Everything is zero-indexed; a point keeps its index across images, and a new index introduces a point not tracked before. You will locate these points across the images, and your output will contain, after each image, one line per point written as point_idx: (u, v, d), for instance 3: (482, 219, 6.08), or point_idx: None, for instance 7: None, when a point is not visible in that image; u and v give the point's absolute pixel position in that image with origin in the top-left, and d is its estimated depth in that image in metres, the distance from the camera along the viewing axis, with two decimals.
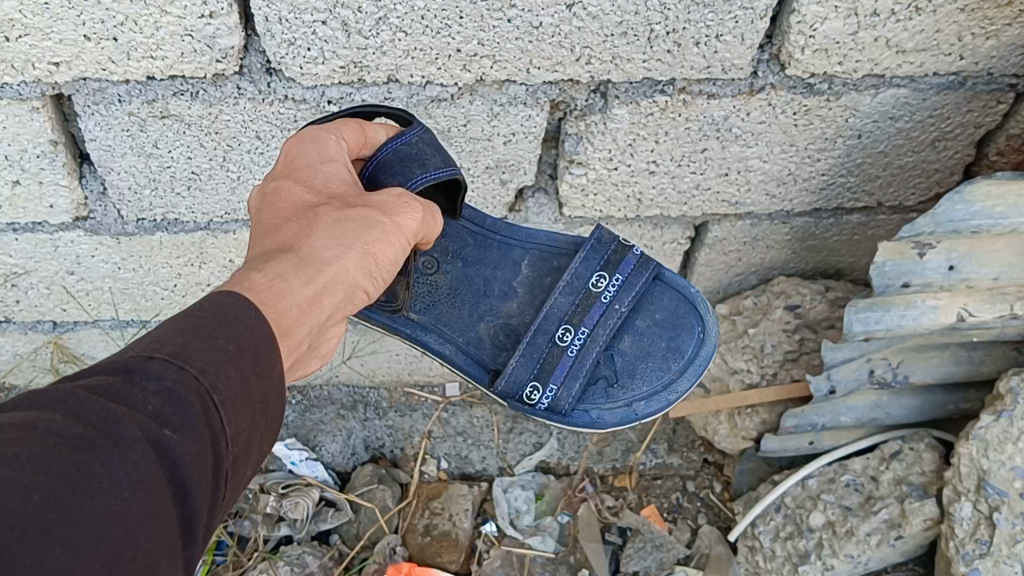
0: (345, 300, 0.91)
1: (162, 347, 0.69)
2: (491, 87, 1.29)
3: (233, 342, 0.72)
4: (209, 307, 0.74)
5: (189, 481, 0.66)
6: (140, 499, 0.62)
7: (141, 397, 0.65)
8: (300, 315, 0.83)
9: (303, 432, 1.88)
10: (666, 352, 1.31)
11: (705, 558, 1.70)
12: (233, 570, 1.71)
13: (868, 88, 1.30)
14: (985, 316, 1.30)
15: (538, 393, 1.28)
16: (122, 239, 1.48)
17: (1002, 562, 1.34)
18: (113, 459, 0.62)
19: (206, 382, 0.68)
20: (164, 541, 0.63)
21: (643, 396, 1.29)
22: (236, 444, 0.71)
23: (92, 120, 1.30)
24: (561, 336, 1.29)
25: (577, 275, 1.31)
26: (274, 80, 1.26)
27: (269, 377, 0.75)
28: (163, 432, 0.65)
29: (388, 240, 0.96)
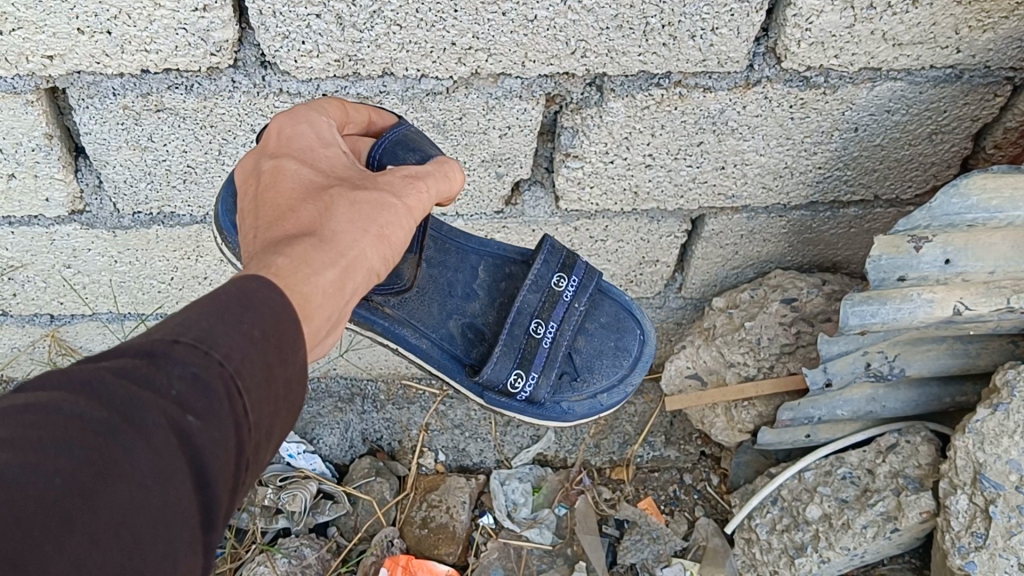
0: (363, 282, 0.88)
1: (187, 330, 0.66)
2: (486, 81, 1.28)
3: (257, 327, 0.70)
4: (235, 289, 0.71)
5: (212, 468, 0.63)
6: (161, 487, 0.59)
7: (166, 382, 0.62)
8: (323, 300, 0.80)
9: (301, 425, 1.88)
10: (616, 350, 1.36)
11: (701, 550, 1.72)
12: (230, 561, 1.73)
13: (864, 81, 1.30)
14: (981, 309, 1.31)
15: (520, 382, 1.27)
16: (118, 232, 1.48)
17: (997, 555, 1.35)
18: (137, 446, 0.59)
19: (230, 368, 0.66)
20: (184, 531, 0.61)
21: (605, 388, 1.34)
22: (259, 430, 0.68)
23: (87, 113, 1.29)
24: (535, 329, 1.28)
25: (540, 275, 1.28)
26: (269, 74, 1.26)
27: (292, 362, 0.72)
28: (186, 418, 0.62)
29: (399, 221, 0.94)
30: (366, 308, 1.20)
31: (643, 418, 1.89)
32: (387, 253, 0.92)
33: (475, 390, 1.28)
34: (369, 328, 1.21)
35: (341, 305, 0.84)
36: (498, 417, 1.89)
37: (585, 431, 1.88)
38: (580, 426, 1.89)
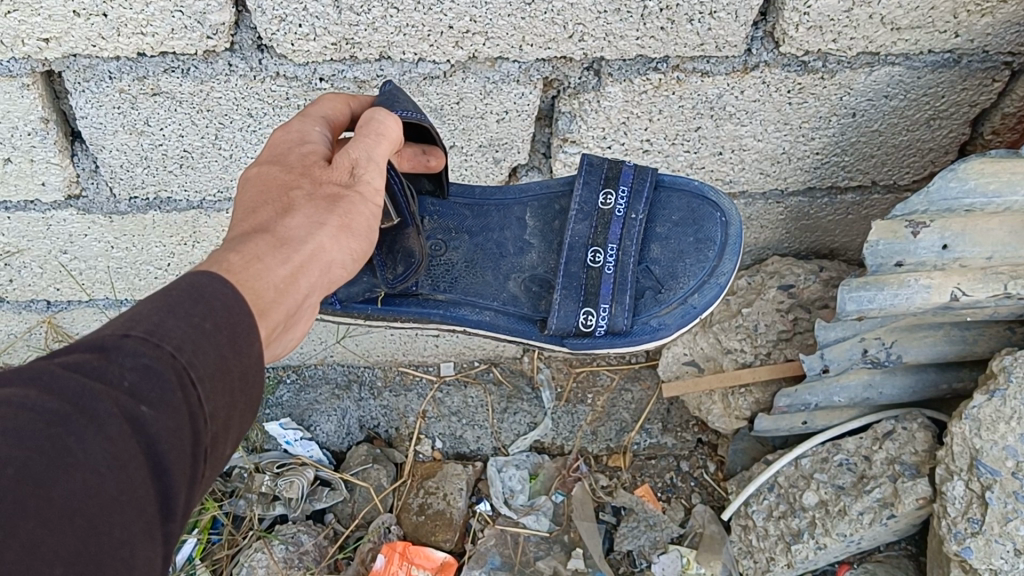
0: (322, 277, 0.90)
1: (137, 325, 0.67)
2: (484, 65, 1.28)
3: (209, 320, 0.71)
4: (184, 286, 0.73)
5: (167, 457, 0.63)
6: (117, 474, 0.60)
7: (117, 373, 0.63)
8: (277, 296, 0.82)
9: (298, 412, 1.88)
10: (697, 245, 1.27)
11: (698, 537, 1.73)
12: (228, 548, 1.73)
13: (863, 65, 1.29)
14: (977, 295, 1.30)
15: (593, 318, 1.26)
16: (114, 217, 1.48)
17: (993, 541, 1.35)
18: (89, 434, 0.60)
19: (183, 359, 0.67)
20: (142, 519, 0.61)
21: (694, 289, 1.25)
22: (214, 422, 0.69)
23: (83, 97, 1.29)
24: (593, 257, 1.27)
25: (583, 202, 1.29)
26: (265, 57, 1.26)
27: (246, 354, 0.73)
28: (140, 407, 0.63)
29: (358, 212, 0.95)
30: (416, 303, 1.26)
31: (640, 404, 1.89)
32: (347, 243, 0.93)
33: (554, 341, 1.28)
34: (427, 319, 1.26)
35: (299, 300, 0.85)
36: (495, 404, 1.89)
37: (582, 418, 1.88)
38: (577, 413, 1.88)
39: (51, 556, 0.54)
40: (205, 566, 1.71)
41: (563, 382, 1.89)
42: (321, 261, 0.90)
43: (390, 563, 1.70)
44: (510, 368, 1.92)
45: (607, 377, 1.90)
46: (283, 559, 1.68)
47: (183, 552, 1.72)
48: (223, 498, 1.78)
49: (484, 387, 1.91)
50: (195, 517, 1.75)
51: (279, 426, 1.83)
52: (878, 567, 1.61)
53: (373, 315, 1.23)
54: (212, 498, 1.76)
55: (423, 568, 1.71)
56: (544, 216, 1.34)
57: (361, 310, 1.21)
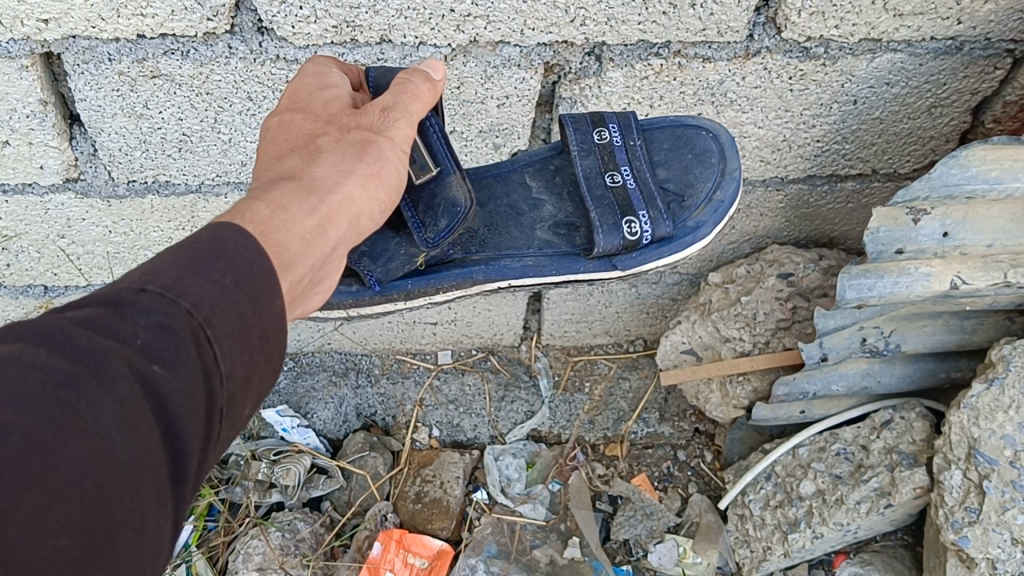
0: (351, 230, 0.94)
1: (155, 280, 0.70)
2: (485, 49, 1.27)
3: (230, 275, 0.74)
4: (206, 237, 0.75)
5: (178, 418, 0.66)
6: (128, 437, 0.62)
7: (131, 331, 0.66)
8: (303, 249, 0.85)
9: (295, 399, 1.86)
10: (699, 155, 1.28)
11: (694, 526, 1.73)
12: (225, 535, 1.73)
13: (864, 52, 1.29)
14: (977, 284, 1.30)
15: (636, 226, 1.23)
16: (113, 201, 1.47)
17: (991, 530, 1.35)
18: (100, 397, 0.62)
19: (198, 317, 0.69)
20: (153, 481, 0.64)
21: (714, 188, 1.25)
22: (232, 379, 0.72)
23: (82, 80, 1.28)
24: (611, 180, 1.26)
25: (581, 141, 1.26)
26: (266, 40, 1.25)
27: (267, 312, 0.76)
28: (151, 367, 0.65)
29: (389, 164, 0.98)
30: (456, 267, 1.23)
31: (637, 394, 1.88)
32: (372, 190, 0.96)
33: (605, 265, 1.25)
34: (467, 285, 1.22)
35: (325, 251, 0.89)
36: (492, 392, 1.89)
37: (579, 407, 1.88)
38: (575, 402, 1.88)
39: (56, 529, 0.57)
40: (201, 553, 1.70)
41: (560, 370, 1.90)
42: (351, 212, 0.93)
43: (387, 550, 1.69)
44: (507, 357, 1.91)
45: (605, 365, 1.90)
46: (279, 545, 1.68)
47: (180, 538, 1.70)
48: (219, 485, 1.78)
49: (482, 375, 1.90)
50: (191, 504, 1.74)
51: (276, 413, 1.82)
52: (875, 556, 1.61)
53: (414, 290, 1.20)
54: (208, 485, 1.76)
55: (420, 556, 1.70)
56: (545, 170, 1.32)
57: (401, 286, 1.20)
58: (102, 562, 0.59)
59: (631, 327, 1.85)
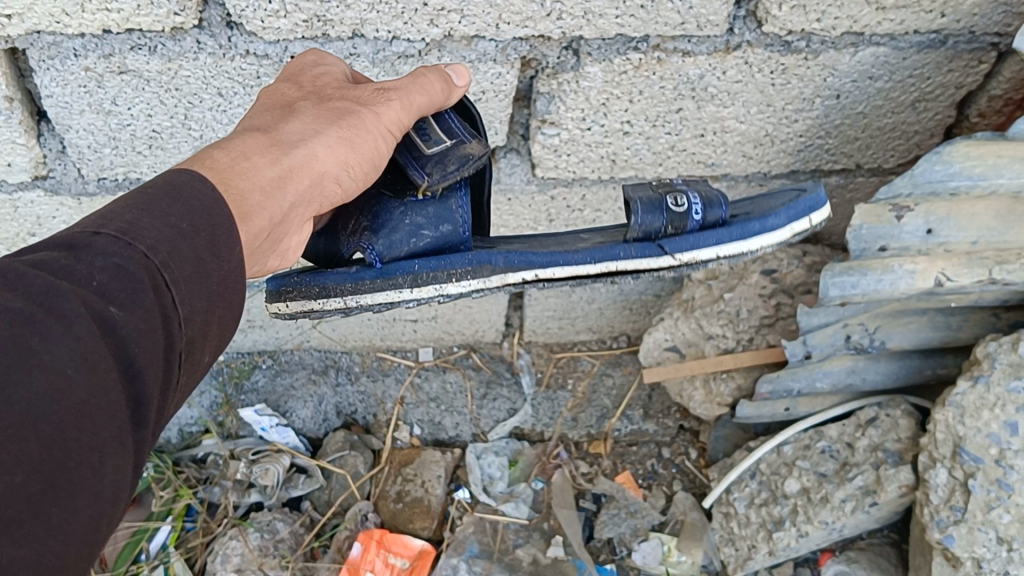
0: (316, 187, 0.95)
1: (110, 223, 0.70)
2: (460, 43, 1.25)
3: (186, 220, 0.74)
4: (162, 184, 0.77)
5: (137, 360, 0.67)
6: (86, 375, 0.63)
7: (86, 273, 0.66)
8: (262, 201, 0.87)
9: (274, 398, 1.84)
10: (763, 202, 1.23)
11: (679, 525, 1.70)
12: (202, 536, 1.70)
13: (847, 46, 1.27)
14: (962, 281, 1.29)
15: (683, 199, 1.11)
16: (83, 199, 1.44)
17: (976, 529, 1.33)
18: (56, 333, 0.62)
19: (157, 261, 0.70)
20: (112, 423, 0.64)
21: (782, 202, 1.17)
22: (190, 325, 0.72)
23: (48, 76, 1.25)
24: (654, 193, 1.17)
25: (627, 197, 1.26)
26: (235, 35, 1.22)
27: (228, 261, 0.76)
28: (109, 308, 0.66)
29: (367, 136, 0.97)
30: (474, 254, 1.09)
31: (621, 390, 1.86)
32: (344, 159, 0.96)
33: (649, 249, 1.09)
34: (484, 270, 1.08)
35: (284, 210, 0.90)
36: (474, 390, 1.87)
37: (563, 404, 1.86)
38: (558, 399, 1.86)
39: (12, 465, 0.57)
40: (179, 554, 1.66)
41: (543, 367, 1.88)
42: (317, 171, 0.94)
43: (367, 551, 1.67)
44: (489, 354, 1.90)
45: (588, 362, 1.88)
46: (258, 547, 1.66)
47: (157, 540, 1.68)
48: (197, 485, 1.75)
49: (463, 373, 1.88)
50: (168, 505, 1.71)
51: (253, 412, 1.80)
52: (861, 554, 1.59)
53: (420, 273, 1.08)
54: (186, 485, 1.74)
55: (401, 556, 1.68)
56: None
57: (406, 268, 1.08)
58: (58, 501, 0.60)
59: (614, 323, 1.83)
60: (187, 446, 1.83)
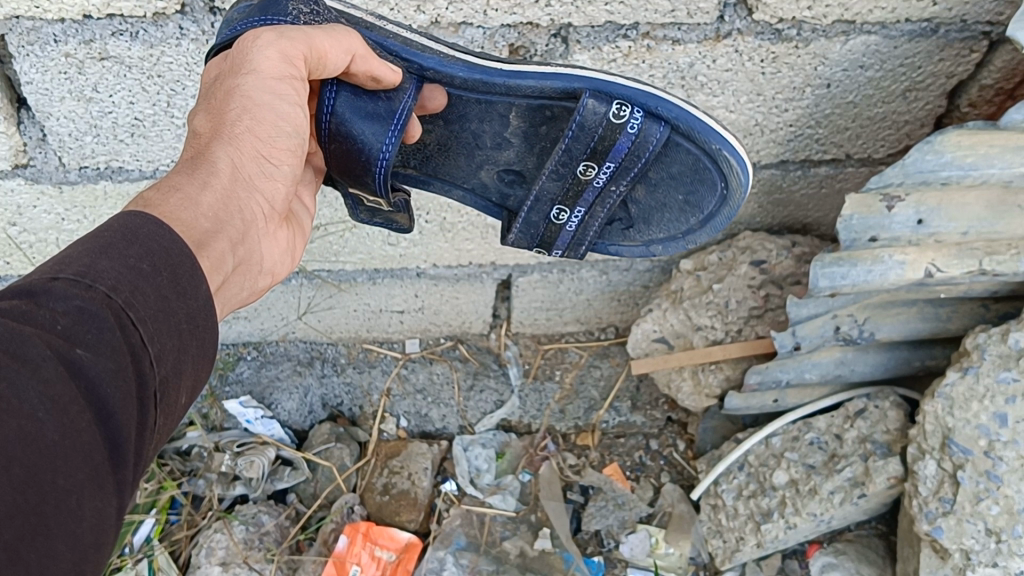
0: (253, 194, 0.95)
1: (68, 267, 0.71)
2: (447, 31, 1.23)
3: (146, 261, 0.75)
4: (117, 225, 0.76)
5: (109, 401, 0.68)
6: (58, 417, 0.65)
7: (49, 317, 0.67)
8: (211, 225, 0.87)
9: (259, 389, 1.81)
10: (683, 206, 1.27)
11: (667, 517, 1.69)
12: (186, 529, 1.69)
13: (837, 35, 1.26)
14: (952, 272, 1.27)
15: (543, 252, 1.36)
16: (64, 187, 1.41)
17: (965, 521, 1.33)
18: (24, 378, 0.64)
19: (119, 300, 0.71)
20: (86, 467, 0.66)
21: (662, 238, 1.33)
22: (161, 363, 0.73)
23: (28, 62, 1.23)
24: (556, 215, 1.28)
25: (564, 163, 1.20)
26: (219, 21, 1.21)
27: (191, 297, 0.77)
28: (74, 350, 0.67)
29: (264, 105, 0.95)
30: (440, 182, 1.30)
31: (609, 381, 1.85)
32: (260, 150, 0.96)
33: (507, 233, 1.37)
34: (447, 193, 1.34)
35: (233, 227, 0.91)
36: (461, 381, 1.85)
37: (550, 396, 1.85)
38: (545, 391, 1.85)
39: None
40: (163, 548, 1.65)
41: (530, 359, 1.88)
42: (245, 178, 0.94)
43: (353, 544, 1.66)
44: (476, 346, 1.89)
45: (576, 354, 1.88)
46: (243, 539, 1.64)
47: (141, 534, 1.66)
48: (181, 478, 1.74)
49: (450, 364, 1.86)
50: (152, 497, 1.70)
51: (239, 404, 1.78)
52: (849, 546, 1.59)
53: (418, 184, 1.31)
54: (170, 478, 1.72)
55: (387, 549, 1.67)
56: (531, 117, 1.20)
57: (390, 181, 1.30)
58: (36, 545, 0.62)
59: (603, 314, 1.83)
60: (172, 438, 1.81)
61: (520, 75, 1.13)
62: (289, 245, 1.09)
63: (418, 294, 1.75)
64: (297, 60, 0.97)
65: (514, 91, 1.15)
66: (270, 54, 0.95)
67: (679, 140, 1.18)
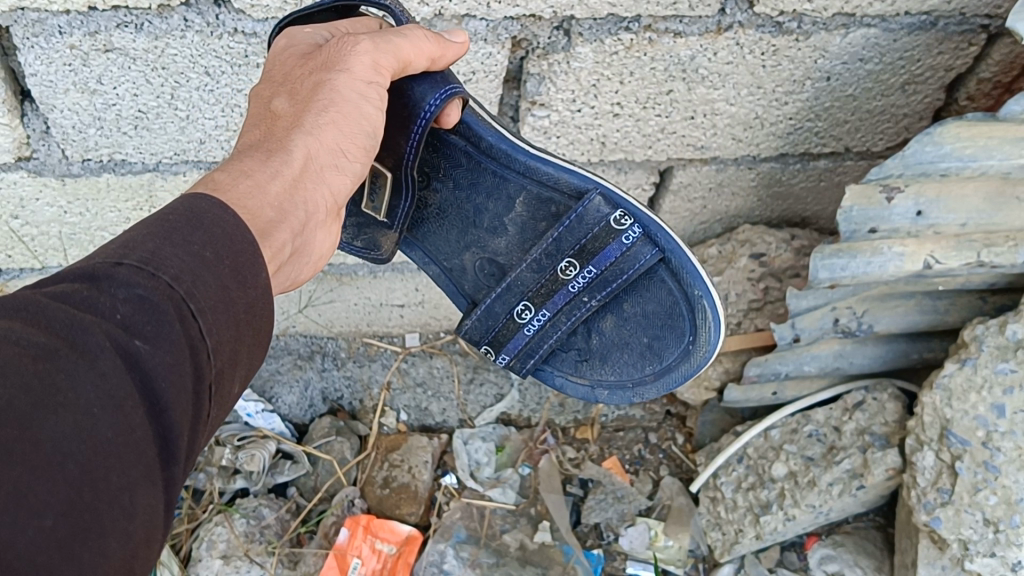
0: (319, 184, 0.97)
1: (133, 252, 0.71)
2: (451, 23, 1.24)
3: (209, 248, 0.75)
4: (183, 210, 0.77)
5: (164, 396, 0.68)
6: (112, 413, 0.65)
7: (110, 305, 0.68)
8: (276, 215, 0.89)
9: (259, 383, 1.82)
10: (645, 350, 1.33)
11: (666, 510, 1.70)
12: (188, 522, 1.69)
13: (838, 27, 1.27)
14: (951, 264, 1.28)
15: (491, 353, 1.38)
16: (67, 180, 1.42)
17: (963, 511, 1.34)
18: (80, 370, 0.64)
19: (181, 290, 0.71)
20: (139, 464, 0.66)
21: (609, 383, 1.38)
22: (218, 355, 0.74)
23: (33, 54, 1.24)
24: (520, 313, 1.33)
25: (548, 256, 1.27)
26: (223, 12, 1.22)
27: (252, 285, 0.78)
28: (134, 341, 0.67)
29: (349, 102, 1.00)
30: (422, 253, 1.35)
31: None
32: (337, 142, 0.99)
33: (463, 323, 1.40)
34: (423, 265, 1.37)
35: (296, 218, 0.92)
36: (461, 374, 1.86)
37: (549, 389, 1.85)
38: (545, 384, 1.85)
39: (40, 509, 0.59)
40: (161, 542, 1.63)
41: None
42: (316, 168, 0.97)
43: (354, 536, 1.66)
44: None
45: None
46: (244, 532, 1.65)
47: None
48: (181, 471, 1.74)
49: (450, 358, 1.87)
50: None
51: (239, 397, 1.78)
52: (847, 538, 1.60)
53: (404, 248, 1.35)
54: None
55: (387, 542, 1.67)
56: (534, 210, 1.27)
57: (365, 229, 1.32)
58: (89, 544, 0.62)
59: None
60: None
61: (542, 160, 1.21)
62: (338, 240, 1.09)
63: (419, 287, 1.75)
64: (386, 70, 1.01)
65: (532, 173, 1.22)
66: (364, 60, 1.00)
67: (664, 274, 1.26)
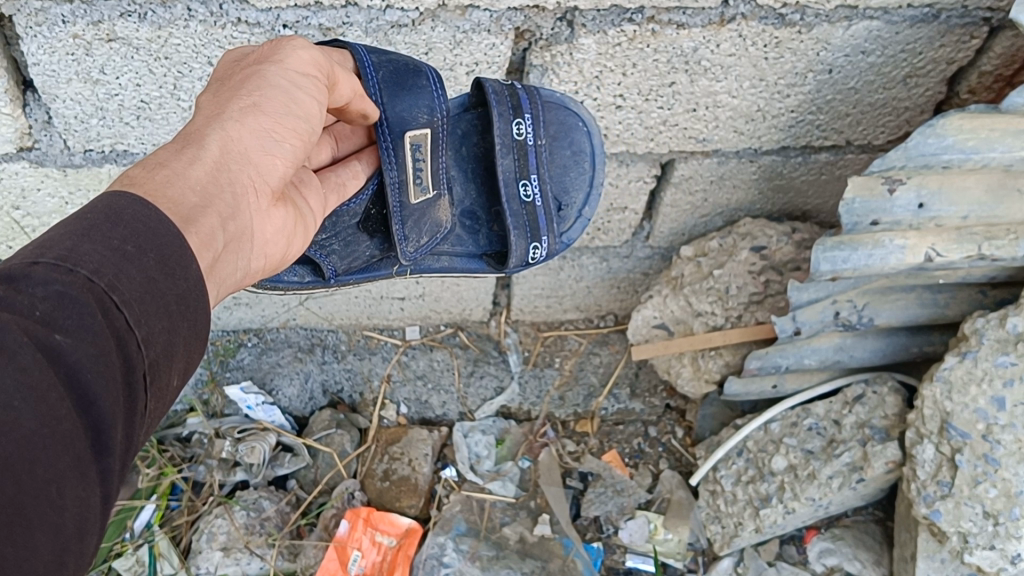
0: (245, 166, 0.97)
1: (49, 252, 0.72)
2: (454, 14, 1.25)
3: (131, 242, 0.77)
4: (102, 207, 0.79)
5: (93, 390, 0.70)
6: (36, 405, 0.66)
7: (29, 303, 0.69)
8: (196, 200, 0.89)
9: (259, 375, 1.82)
10: (575, 157, 1.35)
11: (666, 503, 1.71)
12: (188, 514, 1.69)
13: (841, 19, 1.28)
14: (951, 257, 1.29)
15: (538, 250, 1.34)
16: (68, 171, 1.41)
17: (963, 504, 1.34)
18: (3, 366, 0.65)
19: (102, 284, 0.72)
20: (67, 455, 0.68)
21: (584, 201, 1.37)
22: (148, 347, 0.75)
23: (35, 43, 1.24)
24: (525, 192, 1.30)
25: (503, 134, 1.26)
26: (227, 3, 1.22)
27: (183, 280, 0.80)
28: (55, 337, 0.68)
29: (280, 90, 1.01)
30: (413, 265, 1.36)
31: (608, 368, 1.86)
32: (266, 125, 0.99)
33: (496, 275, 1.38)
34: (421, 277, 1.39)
35: (223, 202, 0.93)
36: (461, 368, 1.86)
37: (549, 382, 1.86)
38: (545, 377, 1.86)
39: None
40: (163, 532, 1.66)
41: (530, 346, 1.89)
42: (237, 151, 0.96)
43: (354, 529, 1.67)
44: (476, 333, 1.89)
45: (576, 341, 1.88)
46: (244, 524, 1.65)
47: (142, 519, 1.67)
48: (182, 464, 1.74)
49: (450, 351, 1.88)
50: (153, 482, 1.70)
51: (240, 390, 1.78)
52: (846, 532, 1.60)
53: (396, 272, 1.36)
54: (171, 464, 1.72)
55: (388, 534, 1.67)
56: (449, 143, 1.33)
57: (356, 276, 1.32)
58: (17, 538, 0.63)
59: (602, 302, 1.84)
60: (173, 424, 1.81)
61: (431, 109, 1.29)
62: (303, 235, 1.11)
63: (419, 280, 1.75)
64: (313, 71, 1.04)
65: None
66: (302, 55, 1.03)
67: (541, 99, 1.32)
